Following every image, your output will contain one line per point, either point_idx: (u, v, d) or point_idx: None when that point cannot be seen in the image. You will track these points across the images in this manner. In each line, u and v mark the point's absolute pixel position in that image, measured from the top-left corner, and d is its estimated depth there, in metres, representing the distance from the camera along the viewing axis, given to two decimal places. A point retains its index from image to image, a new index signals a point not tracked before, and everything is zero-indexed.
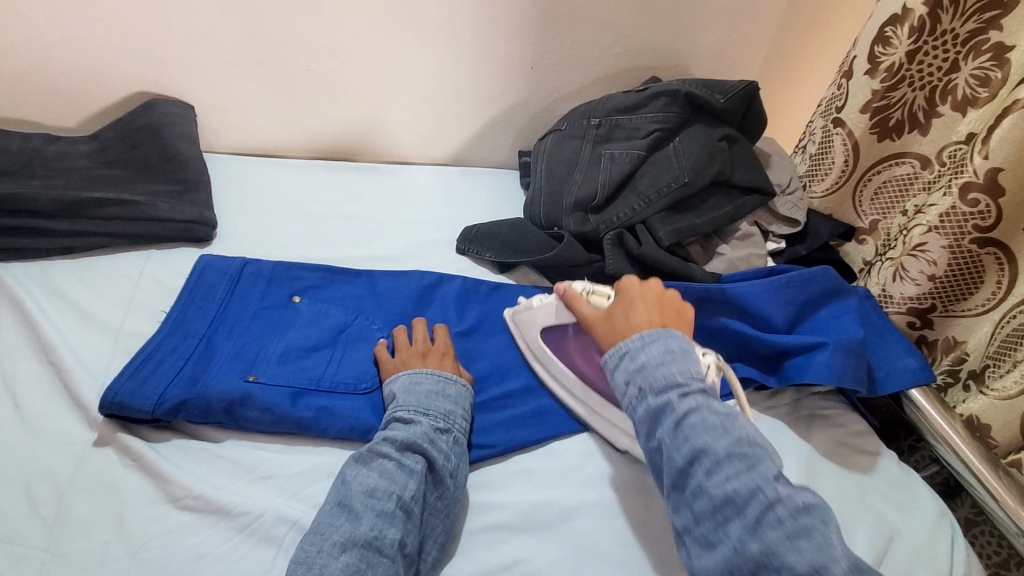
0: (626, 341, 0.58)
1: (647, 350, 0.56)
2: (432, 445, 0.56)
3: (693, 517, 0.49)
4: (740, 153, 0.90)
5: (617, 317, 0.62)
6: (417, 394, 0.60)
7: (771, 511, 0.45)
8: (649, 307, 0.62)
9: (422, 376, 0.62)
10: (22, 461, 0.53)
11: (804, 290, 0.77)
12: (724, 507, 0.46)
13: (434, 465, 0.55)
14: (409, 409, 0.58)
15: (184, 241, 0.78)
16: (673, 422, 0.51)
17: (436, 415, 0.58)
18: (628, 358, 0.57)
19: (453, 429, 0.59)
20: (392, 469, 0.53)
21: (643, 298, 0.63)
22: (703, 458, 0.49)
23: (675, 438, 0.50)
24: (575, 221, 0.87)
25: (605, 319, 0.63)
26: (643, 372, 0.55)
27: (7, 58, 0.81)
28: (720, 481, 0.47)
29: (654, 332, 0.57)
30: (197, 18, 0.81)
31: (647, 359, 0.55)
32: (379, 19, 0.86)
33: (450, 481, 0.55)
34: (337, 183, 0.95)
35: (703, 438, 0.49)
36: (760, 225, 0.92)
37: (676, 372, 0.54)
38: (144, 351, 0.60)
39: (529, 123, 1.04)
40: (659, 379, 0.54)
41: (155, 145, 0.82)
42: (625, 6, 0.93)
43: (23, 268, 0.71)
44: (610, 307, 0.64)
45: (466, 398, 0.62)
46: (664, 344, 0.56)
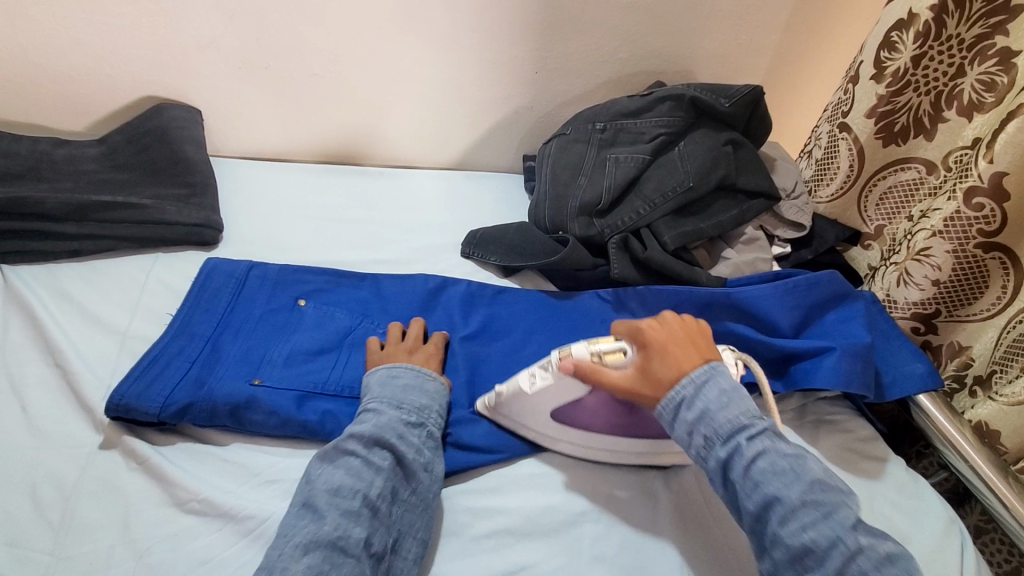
0: (677, 385, 0.56)
1: (703, 392, 0.55)
2: (400, 440, 0.55)
3: (771, 564, 0.48)
4: (746, 157, 0.89)
5: (661, 373, 0.57)
6: (389, 388, 0.59)
7: (853, 562, 0.45)
8: (686, 348, 0.58)
9: (400, 372, 0.61)
10: (28, 464, 0.53)
11: (810, 294, 0.76)
12: (804, 557, 0.46)
13: (404, 460, 0.54)
14: (381, 402, 0.58)
15: (190, 244, 0.78)
16: (742, 469, 0.51)
17: (408, 408, 0.58)
18: (682, 402, 0.55)
19: (426, 423, 0.58)
20: (359, 466, 0.52)
21: (675, 338, 0.59)
22: (778, 506, 0.49)
23: (746, 485, 0.50)
24: (580, 226, 0.87)
25: (645, 378, 0.57)
26: (703, 417, 0.54)
27: (17, 63, 0.81)
28: (797, 531, 0.47)
29: (703, 373, 0.56)
30: (204, 22, 0.81)
31: (705, 403, 0.54)
32: (385, 24, 0.86)
33: (421, 475, 0.55)
34: (342, 187, 0.96)
35: (776, 486, 0.49)
36: (765, 229, 0.92)
37: (737, 415, 0.53)
38: (150, 353, 0.60)
39: (534, 127, 1.04)
40: (723, 424, 0.53)
41: (162, 148, 0.82)
42: (629, 11, 0.93)
43: (30, 271, 0.71)
44: (647, 364, 0.58)
45: (442, 393, 0.62)
46: (718, 385, 0.55)
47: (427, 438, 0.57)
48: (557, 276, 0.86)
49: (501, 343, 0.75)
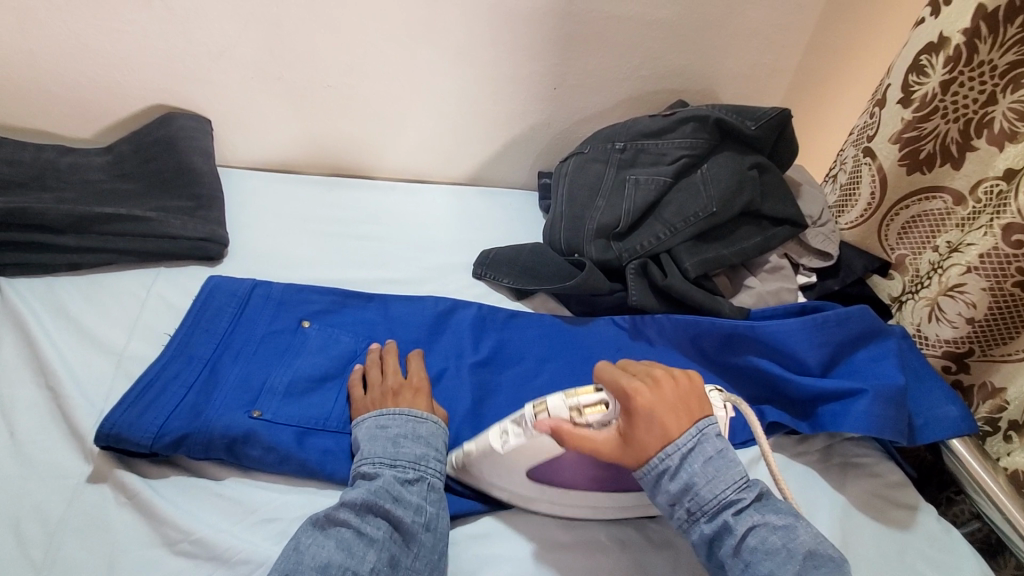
0: (662, 460, 0.52)
1: (688, 464, 0.51)
2: (395, 504, 0.51)
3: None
4: (771, 182, 0.86)
5: (645, 442, 0.52)
6: (381, 441, 0.56)
7: None
8: (674, 414, 0.53)
9: (392, 417, 0.58)
10: (12, 496, 0.50)
11: (841, 330, 0.73)
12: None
13: (400, 525, 0.50)
14: (373, 461, 0.54)
15: (194, 259, 0.75)
16: (732, 547, 0.49)
17: (403, 465, 0.54)
18: (668, 477, 0.52)
19: (424, 477, 0.55)
20: (350, 538, 0.49)
21: (665, 403, 0.53)
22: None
23: (738, 566, 0.49)
24: (597, 249, 0.84)
25: (628, 447, 0.53)
26: (688, 493, 0.51)
27: (25, 68, 0.80)
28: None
29: (692, 440, 0.52)
30: (218, 31, 0.80)
31: (692, 477, 0.51)
32: (402, 37, 0.84)
33: (422, 537, 0.51)
34: (353, 202, 0.93)
35: (768, 567, 0.48)
36: (790, 258, 0.88)
37: (725, 488, 0.51)
38: (145, 377, 0.57)
39: (551, 144, 1.01)
40: (709, 501, 0.51)
41: (170, 158, 0.80)
42: (650, 27, 0.90)
43: (28, 284, 0.68)
44: (632, 431, 0.53)
45: (439, 435, 0.58)
46: (704, 455, 0.52)
47: (427, 493, 0.54)
48: (571, 301, 0.83)
49: (512, 372, 0.72)
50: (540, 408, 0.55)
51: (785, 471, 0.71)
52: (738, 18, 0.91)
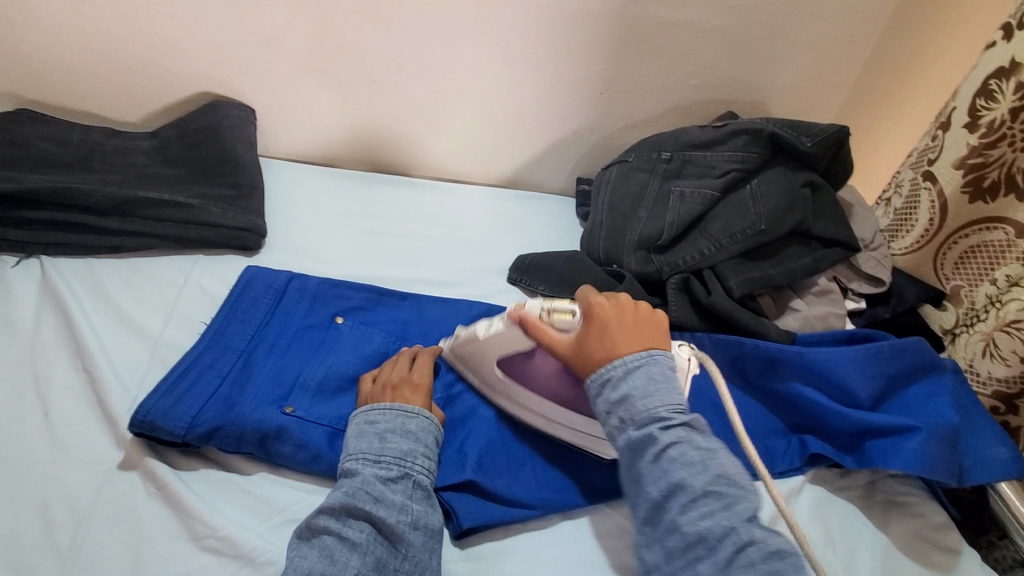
0: (609, 369, 0.54)
1: (630, 378, 0.53)
2: (377, 505, 0.49)
3: (661, 554, 0.47)
4: (824, 202, 0.83)
5: (593, 348, 0.56)
6: (366, 437, 0.54)
7: (743, 553, 0.44)
8: (629, 331, 0.56)
9: (382, 413, 0.56)
10: (43, 478, 0.50)
11: (893, 363, 0.69)
12: (696, 546, 0.45)
13: (384, 526, 0.48)
14: (357, 459, 0.52)
15: (231, 248, 0.75)
16: (653, 455, 0.49)
17: (387, 461, 0.52)
18: (610, 387, 0.53)
19: (409, 474, 0.53)
20: (334, 545, 0.46)
21: (620, 321, 0.57)
22: (679, 493, 0.47)
23: (653, 472, 0.49)
24: (637, 261, 0.82)
25: (579, 352, 0.57)
26: (624, 402, 0.52)
27: (79, 50, 0.80)
28: (694, 519, 0.46)
29: (639, 358, 0.54)
30: (269, 21, 0.79)
31: (630, 388, 0.52)
32: (450, 34, 0.83)
33: (409, 537, 0.49)
34: (390, 199, 0.92)
35: (681, 473, 0.48)
36: (839, 281, 0.85)
37: (659, 404, 0.51)
38: (180, 366, 0.57)
39: (592, 150, 0.99)
40: (641, 411, 0.51)
41: (213, 146, 0.80)
42: (703, 36, 0.87)
43: (70, 265, 0.69)
44: (585, 337, 0.57)
45: (431, 432, 0.57)
46: (646, 372, 0.53)
47: (412, 492, 0.52)
48: None
49: None
50: (518, 304, 0.61)
51: (825, 505, 0.68)
52: (796, 30, 0.88)
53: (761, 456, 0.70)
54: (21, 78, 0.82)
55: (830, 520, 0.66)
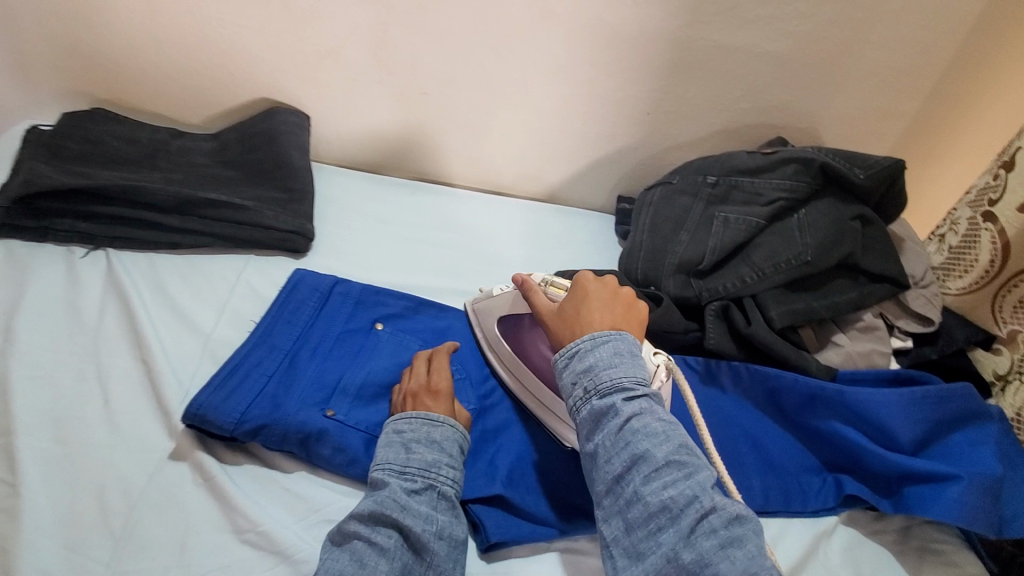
0: (578, 343, 0.57)
1: (596, 351, 0.56)
2: (404, 513, 0.50)
3: (623, 526, 0.48)
4: (873, 236, 0.81)
5: (569, 313, 0.61)
6: (393, 446, 0.55)
7: (705, 521, 0.45)
8: (603, 306, 0.61)
9: (408, 422, 0.57)
10: (101, 462, 0.52)
11: (938, 409, 0.67)
12: (658, 515, 0.46)
13: (411, 535, 0.49)
14: (386, 468, 0.53)
15: (280, 250, 0.78)
16: (616, 426, 0.51)
17: (413, 472, 0.53)
18: (577, 359, 0.56)
19: (434, 485, 0.53)
20: (364, 551, 0.47)
21: (600, 295, 0.62)
22: (642, 464, 0.49)
23: (617, 442, 0.50)
24: (676, 284, 0.81)
25: (557, 317, 0.62)
26: (589, 374, 0.54)
27: (153, 53, 0.85)
28: (656, 489, 0.47)
29: (608, 333, 0.57)
30: (331, 33, 0.82)
31: (595, 360, 0.55)
32: (503, 52, 0.84)
33: (435, 546, 0.50)
34: (433, 208, 0.94)
35: (643, 444, 0.49)
36: (885, 318, 0.82)
37: (622, 376, 0.53)
38: (230, 363, 0.59)
39: (636, 169, 0.99)
40: (605, 382, 0.53)
41: (270, 150, 0.83)
42: (758, 60, 0.86)
43: (132, 258, 0.72)
44: (564, 303, 0.62)
45: (455, 441, 0.57)
46: (611, 347, 0.56)
47: (436, 502, 0.53)
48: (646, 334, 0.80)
49: None
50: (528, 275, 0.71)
51: (859, 548, 0.66)
52: (854, 58, 0.86)
53: (793, 492, 0.68)
54: (98, 78, 0.88)
55: (863, 564, 0.65)
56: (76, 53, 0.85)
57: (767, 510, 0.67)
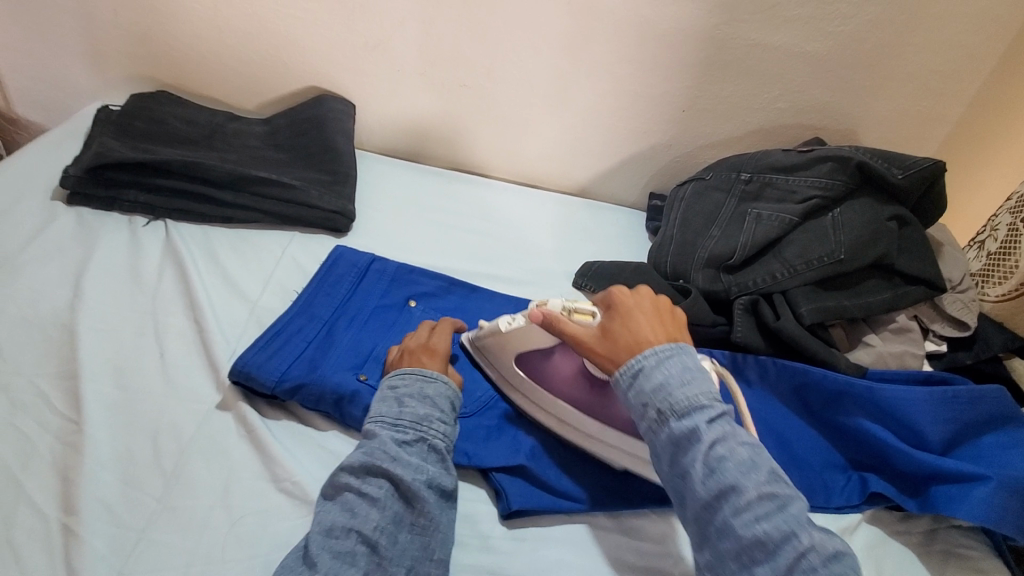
0: (639, 358, 0.54)
1: (664, 366, 0.53)
2: (394, 463, 0.52)
3: (715, 556, 0.47)
4: (910, 237, 0.80)
5: (618, 334, 0.57)
6: (386, 401, 0.57)
7: (803, 558, 0.43)
8: (650, 318, 0.57)
9: (401, 378, 0.59)
10: (155, 409, 0.56)
11: (971, 409, 0.67)
12: (753, 550, 0.44)
13: (401, 484, 0.51)
14: (377, 421, 0.55)
15: (322, 229, 0.82)
16: (700, 452, 0.48)
17: (404, 425, 0.55)
18: (643, 376, 0.53)
19: (424, 438, 0.54)
20: (355, 500, 0.50)
21: (641, 307, 0.58)
22: (731, 495, 0.46)
23: (702, 469, 0.48)
24: (705, 278, 0.82)
25: (607, 342, 0.57)
26: (661, 393, 0.51)
27: (215, 42, 0.90)
28: (748, 523, 0.45)
29: (669, 348, 0.54)
30: (379, 26, 0.86)
31: (666, 377, 0.52)
32: (543, 47, 0.87)
33: (425, 495, 0.51)
34: (467, 196, 0.97)
35: (732, 473, 0.47)
36: (920, 321, 0.80)
37: (699, 395, 0.51)
38: (273, 328, 0.63)
39: (669, 166, 1.00)
40: (681, 402, 0.50)
41: (317, 135, 0.87)
42: (797, 60, 0.87)
43: (188, 229, 0.77)
44: (608, 323, 0.58)
45: (447, 397, 0.59)
46: (679, 362, 0.53)
47: (426, 454, 0.54)
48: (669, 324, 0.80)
49: None
50: (540, 302, 0.62)
51: (881, 546, 0.65)
52: (897, 60, 0.86)
53: (817, 488, 0.68)
54: (162, 65, 0.94)
55: (885, 562, 0.64)
56: (146, 41, 0.91)
57: None
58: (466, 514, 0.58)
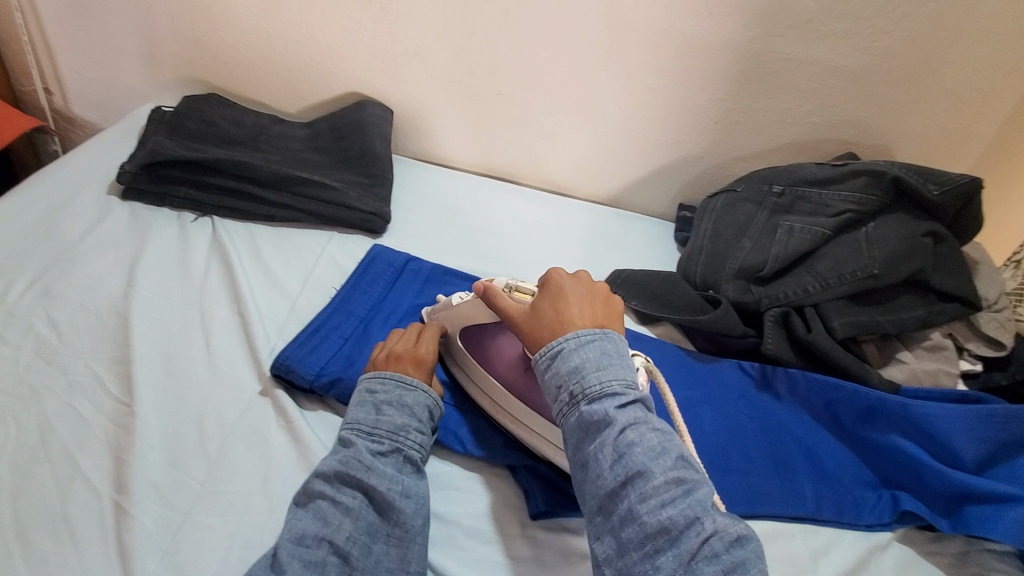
0: (561, 341, 0.54)
1: (583, 351, 0.53)
2: (368, 473, 0.52)
3: (615, 546, 0.45)
4: (945, 254, 0.79)
5: (545, 312, 0.57)
6: (364, 406, 0.57)
7: (705, 544, 0.43)
8: (581, 303, 0.58)
9: (382, 383, 0.59)
10: (202, 396, 0.59)
11: (1006, 429, 0.66)
12: (657, 537, 0.44)
13: (375, 495, 0.51)
14: (353, 430, 0.55)
15: (358, 230, 0.84)
16: (609, 436, 0.48)
17: (381, 434, 0.55)
18: (560, 360, 0.53)
19: (400, 449, 0.55)
20: (328, 509, 0.50)
21: (574, 291, 0.59)
22: (637, 480, 0.46)
23: (608, 455, 0.47)
24: (735, 289, 0.82)
25: (534, 321, 0.57)
26: (576, 376, 0.52)
27: (261, 47, 0.94)
28: (654, 508, 0.44)
29: (592, 333, 0.54)
30: (419, 35, 0.89)
31: (582, 361, 0.52)
32: (578, 58, 0.88)
33: (399, 507, 0.51)
34: (498, 203, 0.98)
35: (639, 458, 0.47)
36: (955, 339, 0.79)
37: (612, 379, 0.51)
38: (313, 324, 0.66)
39: (699, 178, 1.00)
40: (594, 385, 0.50)
41: (356, 138, 0.89)
42: (833, 74, 0.87)
43: (233, 226, 0.80)
44: (540, 301, 0.58)
45: (426, 407, 0.59)
46: (601, 348, 0.53)
47: (401, 465, 0.54)
48: (698, 335, 0.82)
49: None
50: (487, 279, 0.63)
51: (913, 567, 0.64)
52: (934, 77, 0.86)
53: (847, 504, 0.67)
54: (213, 69, 0.98)
55: None
56: (198, 46, 0.96)
57: (819, 518, 0.66)
58: (496, 512, 0.59)
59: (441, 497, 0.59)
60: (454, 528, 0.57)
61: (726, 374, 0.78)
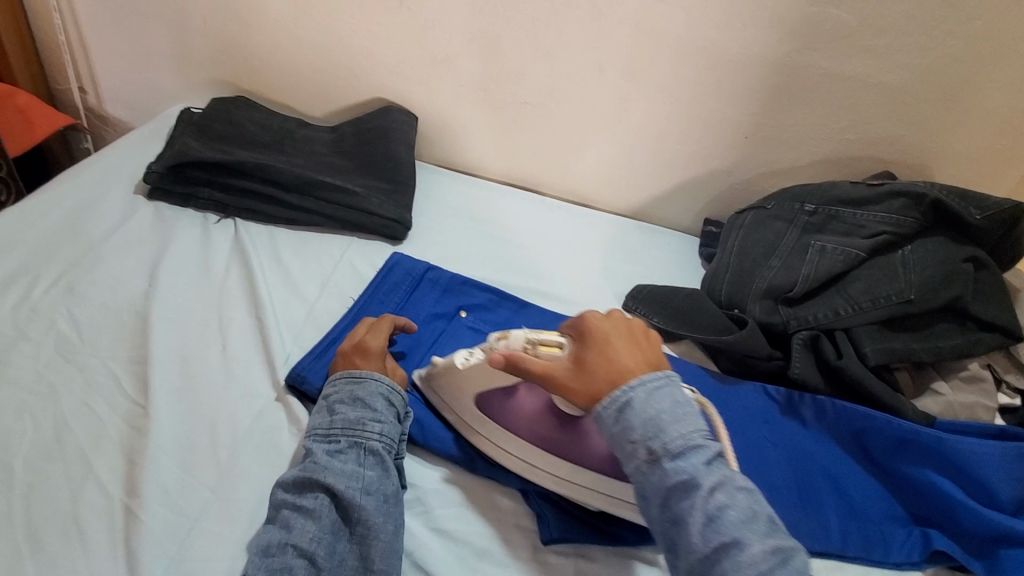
0: (626, 391, 0.51)
1: (656, 400, 0.51)
2: (325, 472, 0.51)
3: None
4: (986, 281, 0.75)
5: (593, 364, 0.54)
6: (320, 411, 0.57)
7: None
8: (627, 346, 0.55)
9: (333, 384, 0.58)
10: (215, 400, 0.58)
11: None
12: None
13: (334, 493, 0.50)
14: (312, 434, 0.55)
15: (378, 236, 0.84)
16: (700, 497, 0.46)
17: (336, 433, 0.54)
18: (633, 411, 0.50)
19: (357, 442, 0.54)
20: (290, 516, 0.49)
21: (617, 334, 0.56)
22: (733, 548, 0.44)
23: (699, 518, 0.46)
24: (762, 309, 0.79)
25: (584, 375, 0.54)
26: (655, 430, 0.49)
27: (290, 52, 0.95)
28: None
29: (656, 380, 0.52)
30: (447, 42, 0.89)
31: (659, 412, 0.50)
32: (607, 69, 0.87)
33: (359, 501, 0.50)
34: (520, 213, 0.97)
35: (733, 523, 0.45)
36: (993, 370, 0.75)
37: (693, 433, 0.49)
38: (330, 336, 0.65)
39: (727, 193, 0.98)
40: (676, 441, 0.48)
41: (380, 144, 0.89)
42: (870, 91, 0.84)
43: (256, 228, 0.80)
44: (586, 354, 0.55)
45: (381, 395, 0.57)
46: (671, 395, 0.51)
47: (362, 458, 0.53)
48: (721, 356, 0.79)
49: None
50: (501, 338, 0.57)
51: None
52: (976, 95, 0.82)
53: (874, 540, 0.63)
54: (242, 72, 0.99)
55: None
56: (228, 49, 0.97)
57: (844, 554, 0.62)
58: (506, 532, 0.57)
59: (450, 514, 0.58)
60: (462, 547, 0.55)
61: (749, 397, 0.75)
